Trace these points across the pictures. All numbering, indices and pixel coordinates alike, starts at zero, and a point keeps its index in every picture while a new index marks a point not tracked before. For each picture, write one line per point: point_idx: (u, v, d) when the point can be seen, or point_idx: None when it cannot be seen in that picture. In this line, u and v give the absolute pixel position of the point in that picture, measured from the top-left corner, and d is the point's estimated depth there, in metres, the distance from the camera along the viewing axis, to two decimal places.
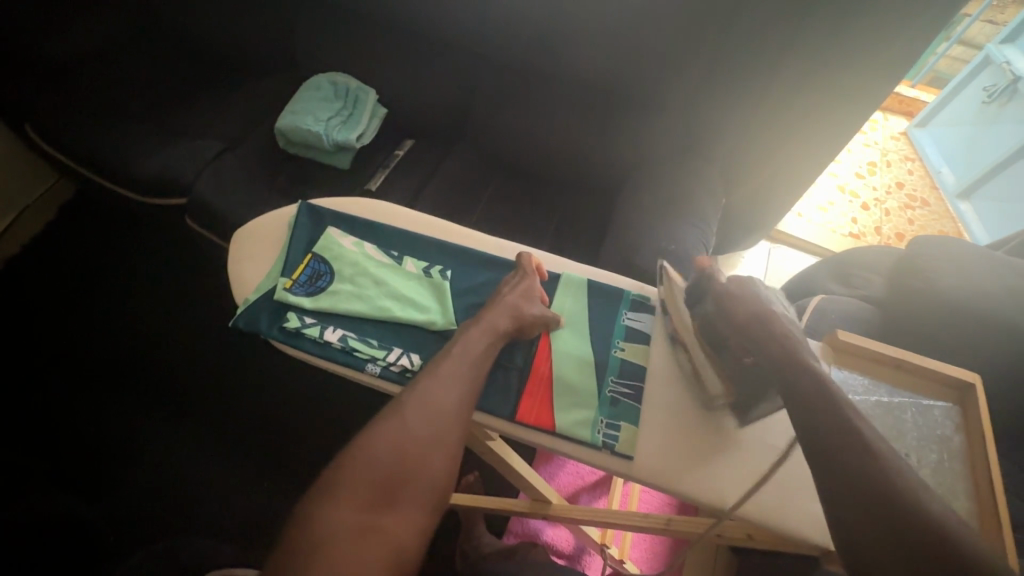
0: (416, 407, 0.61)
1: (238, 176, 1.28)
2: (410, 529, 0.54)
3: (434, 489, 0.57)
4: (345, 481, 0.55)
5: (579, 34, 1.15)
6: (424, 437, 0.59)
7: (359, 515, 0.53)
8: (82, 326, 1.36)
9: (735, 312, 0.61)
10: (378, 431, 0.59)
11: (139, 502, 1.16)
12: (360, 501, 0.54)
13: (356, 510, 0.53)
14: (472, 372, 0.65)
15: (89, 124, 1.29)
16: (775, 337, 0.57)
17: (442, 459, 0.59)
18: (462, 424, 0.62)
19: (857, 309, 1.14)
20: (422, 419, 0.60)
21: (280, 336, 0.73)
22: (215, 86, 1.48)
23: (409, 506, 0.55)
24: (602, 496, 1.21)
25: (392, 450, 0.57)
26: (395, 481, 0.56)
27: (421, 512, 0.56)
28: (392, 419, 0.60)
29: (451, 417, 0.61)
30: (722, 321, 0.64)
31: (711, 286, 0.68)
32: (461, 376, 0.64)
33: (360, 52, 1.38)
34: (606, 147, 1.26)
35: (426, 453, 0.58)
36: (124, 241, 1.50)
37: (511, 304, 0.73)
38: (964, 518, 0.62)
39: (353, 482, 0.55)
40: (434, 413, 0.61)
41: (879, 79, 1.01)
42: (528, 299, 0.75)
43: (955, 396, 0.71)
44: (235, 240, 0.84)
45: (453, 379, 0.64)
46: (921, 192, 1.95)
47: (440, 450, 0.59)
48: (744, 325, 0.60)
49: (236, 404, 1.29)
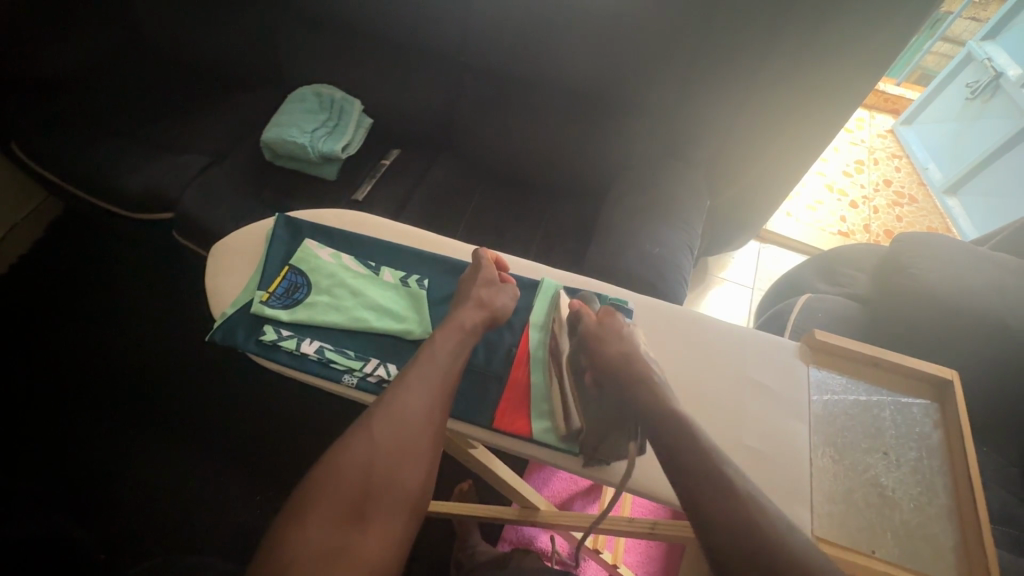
0: (385, 420, 0.61)
1: (225, 190, 1.28)
2: (383, 545, 0.55)
3: (406, 504, 0.57)
4: (316, 501, 0.56)
5: (560, 41, 1.15)
6: (393, 450, 0.59)
7: (330, 536, 0.54)
8: (71, 343, 1.36)
9: (605, 351, 0.68)
10: (348, 448, 0.59)
11: (130, 519, 1.15)
12: (330, 521, 0.55)
13: (326, 531, 0.54)
14: (444, 380, 0.65)
15: (74, 142, 1.29)
16: (642, 381, 0.65)
17: (415, 472, 0.59)
18: (434, 433, 0.62)
19: (841, 307, 1.15)
20: (391, 432, 0.60)
21: (257, 350, 0.73)
22: (201, 101, 1.49)
23: (384, 521, 0.56)
24: (597, 501, 1.20)
25: (362, 467, 0.58)
26: (365, 499, 0.56)
27: (394, 529, 0.56)
28: (361, 434, 0.60)
29: (422, 429, 0.61)
30: (588, 357, 0.70)
31: (578, 322, 0.74)
32: (432, 383, 0.64)
33: (345, 64, 1.39)
34: (589, 152, 1.26)
35: (397, 468, 0.58)
36: (112, 257, 1.50)
37: (479, 299, 0.74)
38: (943, 514, 0.62)
39: (323, 502, 0.56)
40: (404, 426, 0.61)
41: (857, 76, 1.02)
42: (498, 294, 0.76)
43: (934, 392, 0.71)
44: (212, 254, 0.84)
45: (423, 388, 0.64)
46: (909, 189, 1.95)
47: (412, 463, 0.59)
48: (618, 365, 0.67)
49: (226, 417, 1.29)
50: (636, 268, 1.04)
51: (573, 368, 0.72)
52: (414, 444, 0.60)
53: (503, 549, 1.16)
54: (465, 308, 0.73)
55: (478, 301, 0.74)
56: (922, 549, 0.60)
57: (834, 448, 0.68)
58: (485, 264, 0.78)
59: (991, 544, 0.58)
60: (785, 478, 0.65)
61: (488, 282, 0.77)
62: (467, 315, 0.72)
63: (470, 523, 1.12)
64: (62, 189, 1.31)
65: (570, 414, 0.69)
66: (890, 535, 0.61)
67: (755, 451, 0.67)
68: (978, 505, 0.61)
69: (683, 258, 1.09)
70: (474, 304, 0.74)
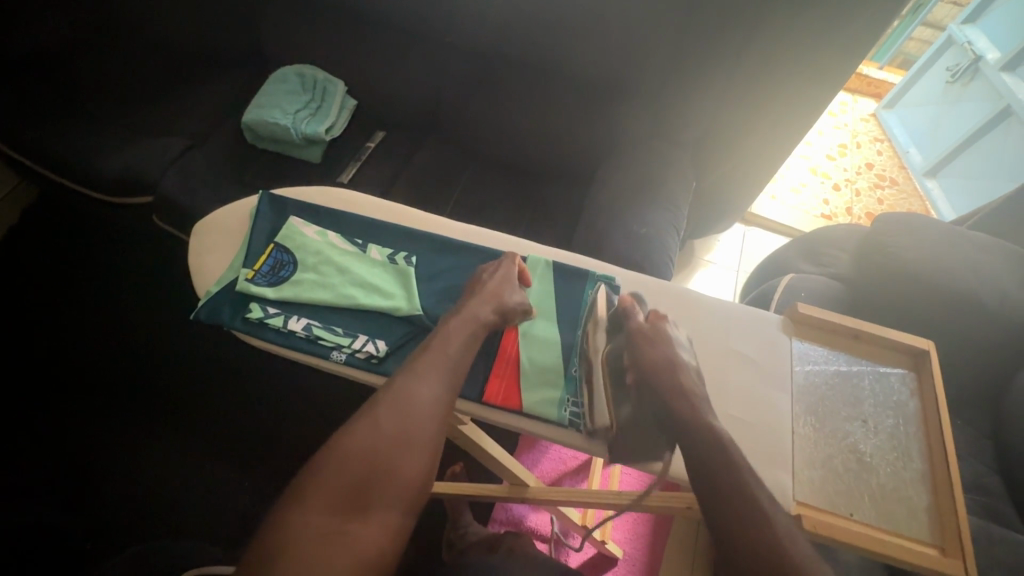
0: (390, 408, 0.61)
1: (207, 173, 1.26)
2: (382, 532, 0.55)
3: (407, 494, 0.57)
4: (315, 484, 0.56)
5: (547, 21, 1.14)
6: (398, 437, 0.59)
7: (329, 520, 0.53)
8: (50, 330, 1.33)
9: (649, 353, 0.66)
10: (351, 432, 0.59)
11: (118, 508, 1.14)
12: (330, 505, 0.54)
13: (326, 514, 0.54)
14: (450, 373, 0.66)
15: (46, 123, 1.25)
16: (677, 392, 0.63)
17: (417, 462, 0.59)
18: (439, 425, 0.62)
19: (825, 286, 1.15)
20: (396, 420, 0.60)
21: (243, 328, 0.72)
22: (179, 82, 1.45)
23: (385, 508, 0.56)
24: (585, 480, 1.22)
25: (363, 453, 0.58)
26: (367, 484, 0.56)
27: (391, 516, 0.55)
28: (368, 419, 0.60)
29: (428, 419, 0.61)
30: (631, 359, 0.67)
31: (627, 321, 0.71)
32: (441, 372, 0.65)
33: (326, 43, 1.36)
34: (576, 134, 1.25)
35: (401, 455, 0.59)
36: (90, 242, 1.47)
37: (493, 291, 0.73)
38: (917, 475, 0.65)
39: (325, 485, 0.55)
40: (409, 415, 0.61)
41: (841, 56, 1.03)
42: (510, 285, 0.75)
43: (910, 362, 0.73)
44: (194, 234, 0.82)
45: (430, 380, 0.64)
46: (890, 172, 1.98)
47: (414, 452, 0.59)
48: (656, 370, 0.65)
49: (213, 402, 1.27)
50: (623, 247, 1.04)
51: (611, 368, 0.69)
52: (418, 433, 0.60)
53: (494, 529, 1.18)
54: (479, 299, 0.72)
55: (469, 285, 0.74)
56: (896, 510, 0.62)
57: (814, 417, 0.70)
58: (510, 262, 0.77)
59: (962, 507, 0.61)
60: (772, 450, 0.67)
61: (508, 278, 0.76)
62: (481, 306, 0.72)
63: (461, 504, 1.12)
64: (35, 172, 1.27)
65: (599, 413, 0.67)
66: (867, 497, 0.63)
67: (736, 419, 0.69)
68: (951, 471, 0.63)
69: (669, 239, 1.10)
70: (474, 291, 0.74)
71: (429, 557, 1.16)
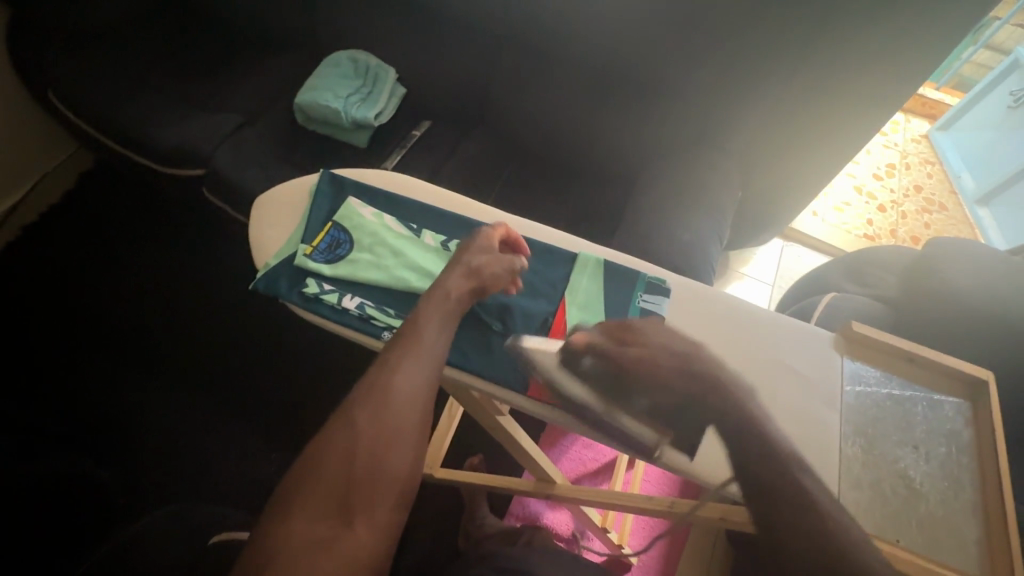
0: (368, 404, 0.56)
1: (257, 151, 1.29)
2: (371, 535, 0.51)
3: (395, 491, 0.54)
4: (298, 494, 0.52)
5: (603, 22, 1.14)
6: (379, 434, 0.55)
7: (314, 528, 0.50)
8: (96, 292, 1.38)
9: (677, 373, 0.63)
10: (330, 436, 0.55)
11: (149, 470, 1.18)
12: (314, 514, 0.50)
13: (309, 524, 0.50)
14: (430, 361, 0.62)
15: (108, 92, 1.29)
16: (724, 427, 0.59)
17: (401, 457, 0.55)
18: (422, 417, 0.59)
19: (869, 307, 1.13)
20: (376, 417, 0.56)
21: (299, 301, 0.74)
22: (234, 60, 1.48)
23: (372, 510, 0.52)
24: (605, 482, 1.22)
25: (345, 457, 0.53)
26: (350, 488, 0.52)
27: (381, 517, 0.52)
28: (345, 418, 0.56)
29: (410, 411, 0.58)
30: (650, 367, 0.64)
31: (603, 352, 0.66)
32: (422, 360, 0.61)
33: (380, 31, 1.37)
34: (622, 136, 1.25)
35: (384, 452, 0.55)
36: (139, 209, 1.52)
37: (469, 265, 0.72)
38: (968, 508, 0.63)
39: (306, 494, 0.51)
40: (390, 410, 0.57)
41: (905, 74, 1.00)
42: (492, 263, 0.73)
43: (968, 393, 0.70)
44: (256, 207, 0.85)
45: (411, 371, 0.60)
46: (939, 197, 1.92)
47: (398, 448, 0.56)
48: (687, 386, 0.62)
49: (245, 374, 1.30)
50: (666, 251, 1.03)
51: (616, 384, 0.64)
52: (402, 428, 0.57)
53: (511, 524, 1.18)
54: (454, 277, 0.70)
55: (468, 267, 0.71)
56: (945, 542, 0.60)
57: (864, 439, 0.69)
58: (488, 234, 0.76)
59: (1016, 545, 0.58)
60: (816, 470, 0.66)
61: (484, 249, 0.74)
62: (454, 282, 0.69)
63: (479, 496, 1.13)
64: (95, 140, 1.32)
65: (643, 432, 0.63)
66: (914, 526, 0.61)
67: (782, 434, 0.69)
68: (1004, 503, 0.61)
69: (713, 247, 1.09)
70: (463, 273, 0.71)
71: (446, 545, 1.17)
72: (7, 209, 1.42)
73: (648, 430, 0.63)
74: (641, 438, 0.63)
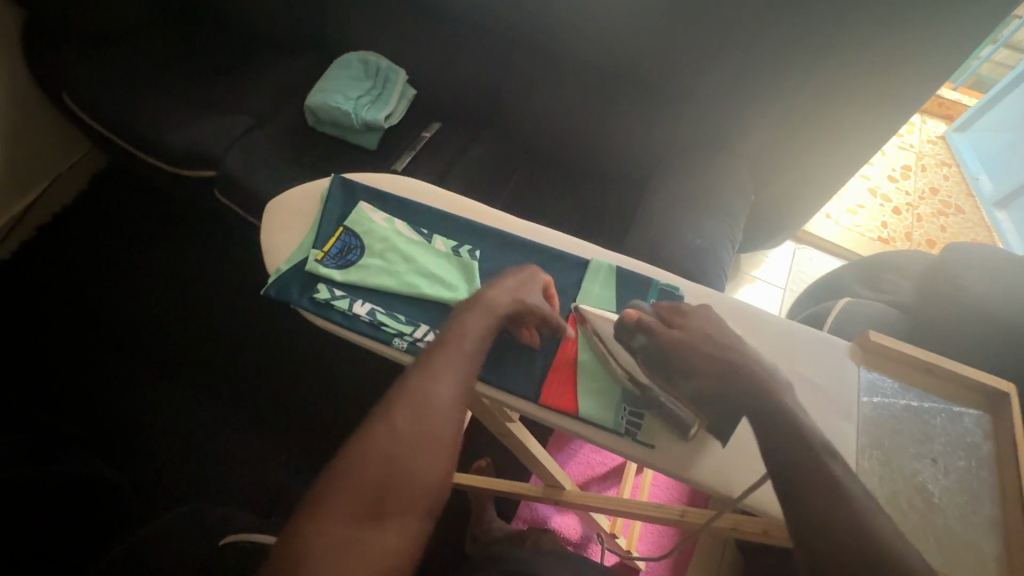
0: (406, 408, 0.57)
1: (268, 153, 1.30)
2: (402, 540, 0.51)
3: (427, 497, 0.54)
4: (333, 493, 0.52)
5: (614, 24, 1.13)
6: (416, 438, 0.56)
7: (347, 529, 0.50)
8: (109, 293, 1.40)
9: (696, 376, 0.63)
10: (366, 436, 0.55)
11: (163, 470, 1.19)
12: (348, 515, 0.51)
13: (343, 525, 0.50)
14: (466, 371, 0.63)
15: (121, 94, 1.30)
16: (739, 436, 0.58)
17: (435, 463, 0.56)
18: (457, 425, 0.59)
19: (884, 313, 1.11)
20: (414, 422, 0.57)
21: (310, 307, 0.74)
22: (244, 62, 1.48)
23: (405, 515, 0.52)
24: (613, 487, 1.22)
25: (381, 459, 0.54)
26: (385, 490, 0.53)
27: (412, 523, 0.52)
28: (382, 420, 0.57)
29: (446, 419, 0.58)
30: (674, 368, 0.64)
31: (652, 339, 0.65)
32: (459, 370, 0.62)
33: (390, 33, 1.37)
34: (633, 139, 1.23)
35: (420, 457, 0.55)
36: (151, 210, 1.53)
37: (511, 285, 0.71)
38: (987, 523, 0.62)
39: (342, 494, 0.52)
40: (427, 416, 0.57)
41: (922, 76, 0.99)
42: (532, 286, 0.73)
43: (987, 404, 0.69)
44: (267, 211, 0.85)
45: (448, 379, 0.61)
46: (956, 199, 1.89)
47: (433, 455, 0.56)
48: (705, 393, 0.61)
49: (255, 375, 1.31)
50: (677, 256, 1.02)
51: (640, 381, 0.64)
52: (437, 435, 0.57)
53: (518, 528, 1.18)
54: (494, 292, 0.70)
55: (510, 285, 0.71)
56: (964, 558, 0.59)
57: (881, 452, 0.67)
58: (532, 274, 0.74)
59: None
60: None
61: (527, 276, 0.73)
62: (494, 296, 0.69)
63: (486, 500, 1.12)
64: (108, 142, 1.33)
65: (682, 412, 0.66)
66: (932, 542, 0.60)
67: None
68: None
69: (725, 252, 1.08)
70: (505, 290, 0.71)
71: (453, 548, 1.17)
72: (21, 211, 1.44)
73: (687, 410, 0.66)
74: (681, 415, 0.66)
